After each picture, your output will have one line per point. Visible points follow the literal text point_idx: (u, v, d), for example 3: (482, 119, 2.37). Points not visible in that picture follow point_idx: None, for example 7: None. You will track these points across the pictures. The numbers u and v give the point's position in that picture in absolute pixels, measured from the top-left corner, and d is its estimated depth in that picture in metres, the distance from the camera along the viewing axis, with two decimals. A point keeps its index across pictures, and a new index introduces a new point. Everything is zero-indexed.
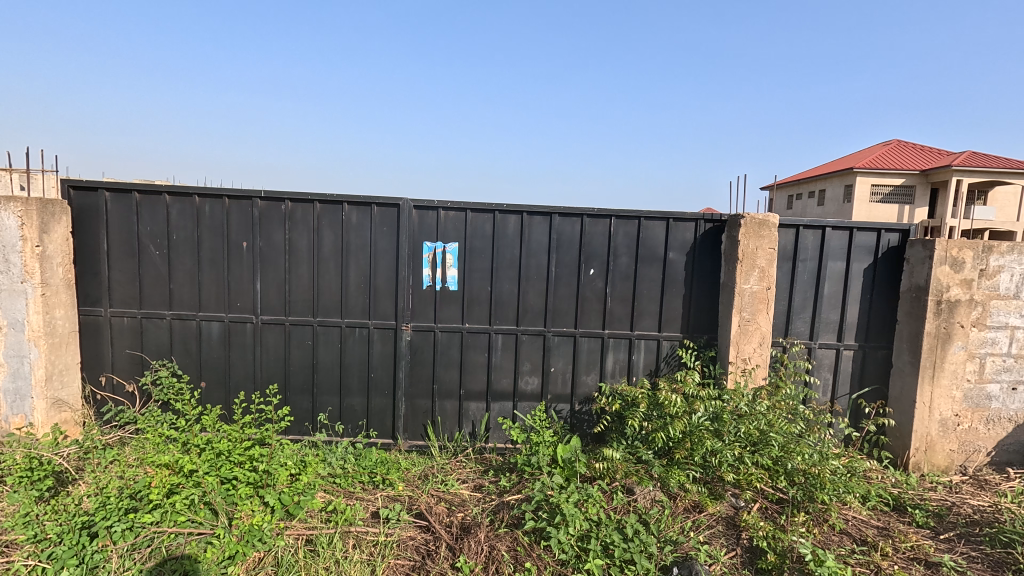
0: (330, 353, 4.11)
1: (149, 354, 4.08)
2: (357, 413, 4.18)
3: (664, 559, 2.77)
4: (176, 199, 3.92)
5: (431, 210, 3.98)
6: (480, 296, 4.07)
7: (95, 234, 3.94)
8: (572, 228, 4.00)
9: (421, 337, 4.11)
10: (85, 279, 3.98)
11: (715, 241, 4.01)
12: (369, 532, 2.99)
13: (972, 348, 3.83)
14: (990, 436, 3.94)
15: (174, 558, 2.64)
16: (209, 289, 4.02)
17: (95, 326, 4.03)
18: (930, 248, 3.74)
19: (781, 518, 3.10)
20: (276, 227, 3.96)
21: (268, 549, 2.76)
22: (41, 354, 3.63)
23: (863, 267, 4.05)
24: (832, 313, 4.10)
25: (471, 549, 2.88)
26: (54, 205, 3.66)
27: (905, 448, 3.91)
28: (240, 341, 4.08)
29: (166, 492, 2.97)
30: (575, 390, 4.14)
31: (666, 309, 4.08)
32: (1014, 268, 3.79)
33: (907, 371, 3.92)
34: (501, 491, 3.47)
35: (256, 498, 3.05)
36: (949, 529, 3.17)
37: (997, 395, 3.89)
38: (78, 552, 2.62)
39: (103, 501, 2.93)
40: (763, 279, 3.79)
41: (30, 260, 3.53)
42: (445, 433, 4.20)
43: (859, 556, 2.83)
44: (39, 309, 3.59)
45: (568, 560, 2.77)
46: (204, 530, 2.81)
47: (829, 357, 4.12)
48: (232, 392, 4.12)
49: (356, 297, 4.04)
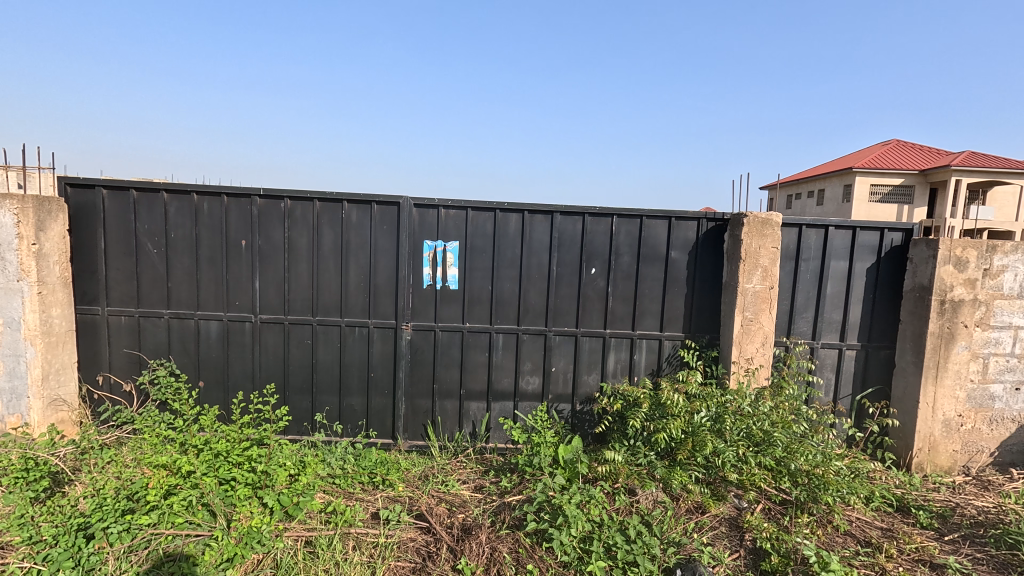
0: (330, 352, 4.08)
1: (146, 353, 4.04)
2: (357, 413, 4.15)
3: (667, 561, 2.75)
4: (174, 197, 3.89)
5: (431, 209, 3.94)
6: (481, 295, 4.04)
7: (92, 232, 3.90)
8: (574, 227, 3.97)
9: (421, 337, 4.07)
10: (82, 278, 3.94)
11: (718, 241, 3.98)
12: (369, 534, 2.97)
13: (975, 349, 3.81)
14: (994, 436, 3.92)
15: (171, 560, 2.61)
16: (207, 288, 3.98)
17: (92, 325, 3.99)
18: (934, 247, 3.71)
19: (784, 519, 3.08)
20: (275, 225, 3.92)
21: (267, 551, 2.72)
22: (38, 353, 3.59)
23: (866, 267, 4.03)
24: (834, 313, 4.07)
25: (472, 551, 2.85)
26: (51, 203, 3.62)
27: (908, 448, 3.89)
28: (238, 340, 4.04)
29: (164, 493, 2.96)
30: (576, 390, 4.11)
31: (668, 309, 4.05)
32: (1017, 267, 3.77)
33: (910, 371, 3.90)
34: (502, 492, 3.44)
35: (255, 500, 3.02)
36: (954, 531, 3.15)
37: (1000, 396, 3.87)
38: (74, 554, 2.58)
39: (99, 503, 2.90)
40: (766, 279, 3.76)
41: (26, 258, 3.49)
42: (445, 433, 4.17)
43: (864, 558, 2.80)
44: (35, 308, 3.55)
45: (570, 562, 2.75)
46: (201, 532, 2.77)
47: (832, 357, 4.10)
48: (230, 391, 4.09)
49: (356, 297, 4.01)
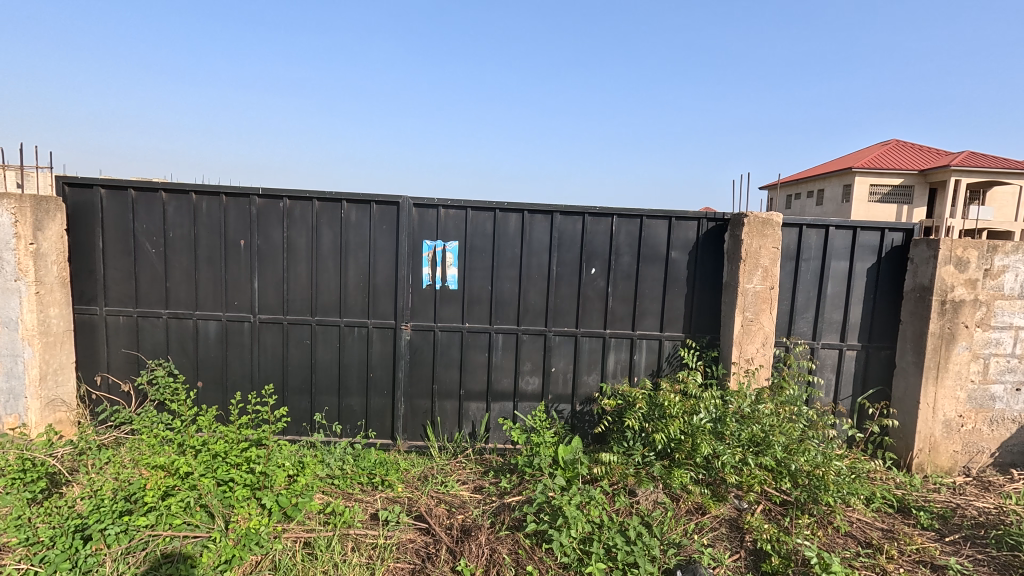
0: (329, 352, 4.07)
1: (145, 353, 4.03)
2: (356, 413, 4.14)
3: (667, 563, 2.74)
4: (172, 196, 3.87)
5: (431, 208, 3.93)
6: (480, 295, 4.03)
7: (90, 232, 3.88)
8: (574, 227, 3.96)
9: (421, 337, 4.06)
10: (80, 278, 3.92)
11: (718, 241, 3.97)
12: (368, 535, 2.95)
13: (976, 349, 3.80)
14: (994, 437, 3.92)
15: (170, 561, 2.60)
16: (206, 288, 3.97)
17: (90, 325, 3.97)
18: (935, 247, 3.70)
19: (785, 520, 3.07)
20: (274, 225, 3.91)
21: (266, 553, 2.71)
22: (35, 353, 3.58)
23: (866, 267, 4.02)
24: (835, 313, 4.07)
25: (471, 552, 2.83)
26: (49, 202, 3.60)
27: (909, 448, 3.88)
28: (237, 341, 4.03)
29: (161, 495, 2.95)
30: (575, 390, 4.10)
31: (668, 309, 4.04)
32: (1018, 268, 3.75)
33: (911, 372, 3.89)
34: (501, 493, 3.43)
35: (254, 501, 3.00)
36: (954, 532, 3.14)
37: (1000, 396, 3.86)
38: (71, 556, 2.57)
39: (97, 504, 2.88)
40: (766, 279, 3.75)
41: (24, 258, 3.47)
42: (444, 433, 4.16)
43: (865, 559, 2.79)
44: (33, 308, 3.54)
45: (570, 563, 2.74)
46: (199, 533, 2.76)
47: (832, 358, 4.09)
48: (229, 392, 4.08)
49: (355, 297, 4.00)
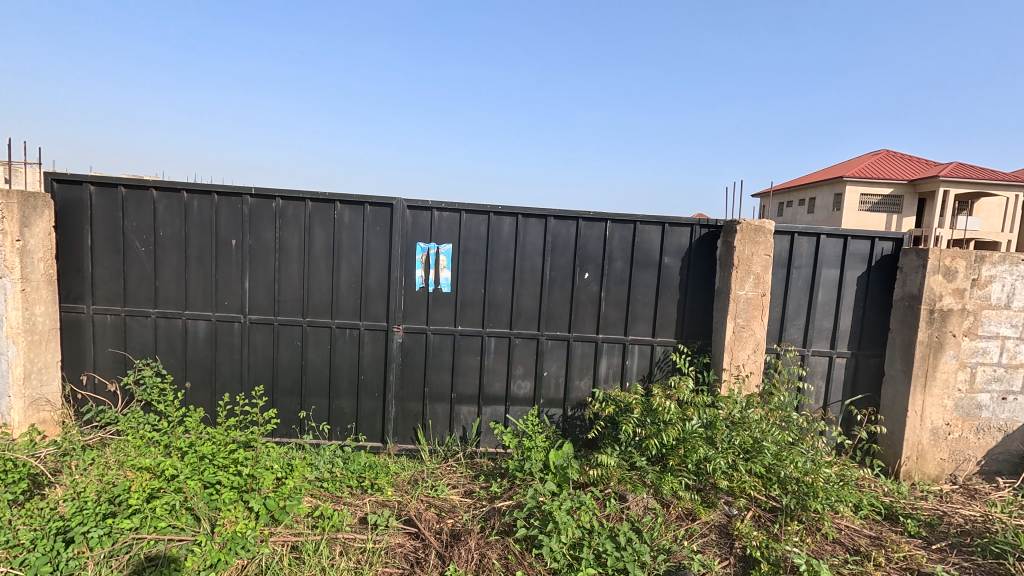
0: (320, 354, 4.03)
1: (132, 353, 3.97)
2: (346, 416, 4.11)
3: (656, 568, 2.73)
4: (164, 194, 3.83)
5: (425, 211, 3.92)
6: (473, 298, 4.02)
7: (78, 228, 3.83)
8: (568, 230, 3.96)
9: (413, 340, 4.04)
10: (67, 276, 3.87)
11: (711, 247, 4.00)
12: (356, 539, 2.93)
13: (963, 358, 3.84)
14: (980, 445, 3.95)
15: (151, 565, 2.54)
16: (196, 287, 3.93)
17: (77, 324, 3.92)
18: (924, 256, 3.74)
19: (774, 526, 3.07)
20: (266, 225, 3.89)
21: (252, 557, 2.67)
22: (19, 352, 3.52)
23: (856, 275, 4.05)
24: (824, 321, 4.10)
25: (461, 557, 2.81)
26: (37, 198, 3.55)
27: (895, 456, 3.93)
28: (226, 341, 3.98)
29: (146, 497, 2.93)
30: (568, 394, 4.10)
31: (661, 314, 4.06)
32: (1005, 278, 3.80)
33: (899, 379, 3.93)
34: (491, 497, 3.41)
35: (240, 504, 2.99)
36: (941, 539, 3.17)
37: (987, 405, 3.91)
38: (52, 559, 2.51)
39: (80, 506, 2.83)
40: (758, 285, 3.77)
41: (10, 255, 3.42)
42: (435, 437, 4.13)
43: (852, 565, 2.82)
44: (18, 305, 3.48)
45: (559, 568, 2.73)
46: (184, 537, 2.72)
47: (822, 365, 4.14)
48: (217, 393, 4.03)
49: (347, 298, 3.97)
